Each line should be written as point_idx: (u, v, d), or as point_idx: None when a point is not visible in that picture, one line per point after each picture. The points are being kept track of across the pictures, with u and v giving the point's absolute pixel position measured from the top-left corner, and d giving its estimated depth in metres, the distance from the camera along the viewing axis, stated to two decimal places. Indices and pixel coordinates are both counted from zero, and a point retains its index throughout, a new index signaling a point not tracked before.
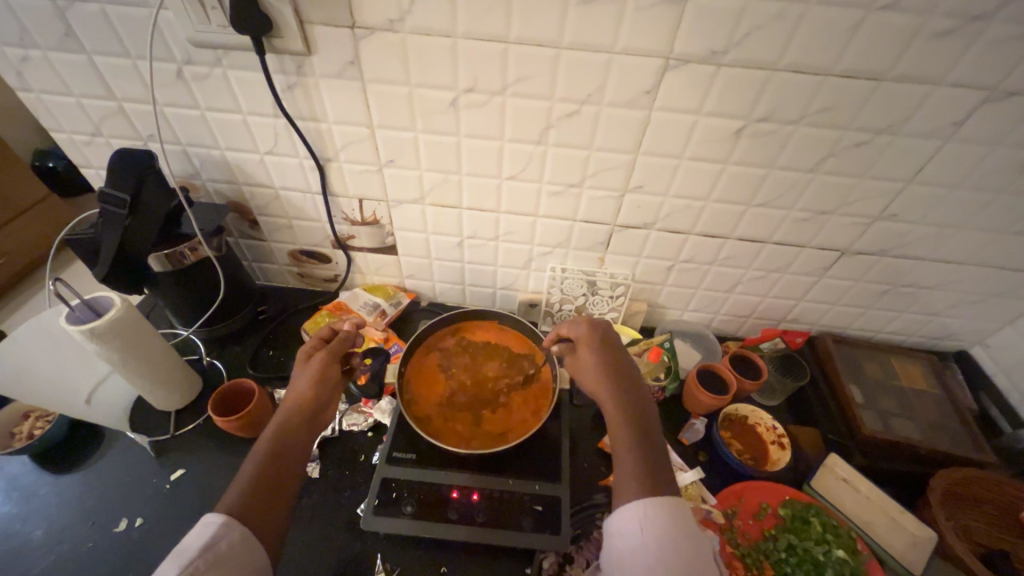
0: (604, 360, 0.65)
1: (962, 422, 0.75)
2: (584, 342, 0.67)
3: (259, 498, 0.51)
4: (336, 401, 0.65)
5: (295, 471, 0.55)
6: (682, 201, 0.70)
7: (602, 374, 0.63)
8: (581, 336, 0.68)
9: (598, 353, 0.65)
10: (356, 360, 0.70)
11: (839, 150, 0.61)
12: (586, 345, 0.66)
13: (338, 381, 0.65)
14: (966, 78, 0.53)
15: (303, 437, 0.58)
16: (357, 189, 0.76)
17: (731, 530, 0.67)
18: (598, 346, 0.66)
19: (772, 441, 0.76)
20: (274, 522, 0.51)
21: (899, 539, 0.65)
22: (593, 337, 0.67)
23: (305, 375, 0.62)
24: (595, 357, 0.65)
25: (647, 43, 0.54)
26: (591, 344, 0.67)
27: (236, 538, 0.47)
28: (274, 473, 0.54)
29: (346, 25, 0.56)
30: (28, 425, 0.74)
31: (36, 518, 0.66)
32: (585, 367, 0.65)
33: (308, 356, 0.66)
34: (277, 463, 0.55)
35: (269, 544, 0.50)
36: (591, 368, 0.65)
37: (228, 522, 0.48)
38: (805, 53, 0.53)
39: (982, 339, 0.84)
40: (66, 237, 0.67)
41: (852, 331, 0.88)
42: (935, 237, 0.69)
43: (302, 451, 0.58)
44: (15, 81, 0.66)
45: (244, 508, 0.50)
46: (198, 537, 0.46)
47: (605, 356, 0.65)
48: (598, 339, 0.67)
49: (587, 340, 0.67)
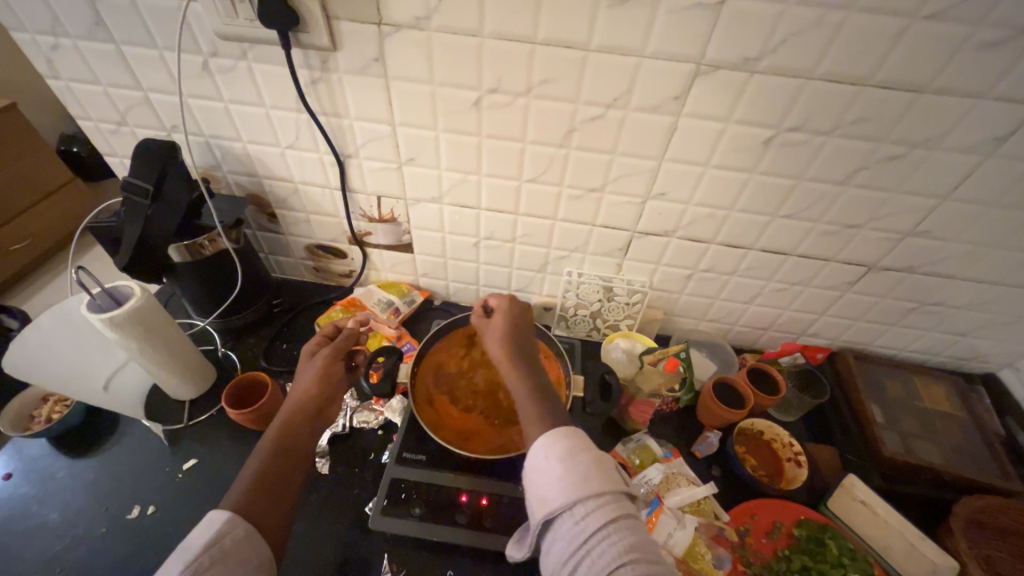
0: (514, 324, 0.65)
1: (987, 448, 0.73)
2: (500, 311, 0.67)
3: (260, 496, 0.51)
4: (338, 402, 0.64)
5: (295, 475, 0.55)
6: (705, 209, 0.68)
7: (508, 339, 0.63)
8: (500, 304, 0.68)
9: (510, 319, 0.66)
10: (361, 356, 0.70)
11: (873, 162, 0.59)
12: (502, 311, 0.67)
13: (341, 379, 0.65)
14: (1012, 93, 0.50)
15: (303, 436, 0.58)
16: (376, 187, 0.75)
17: (742, 548, 0.65)
18: (507, 315, 0.66)
19: (788, 458, 0.74)
20: (277, 525, 0.51)
21: (918, 567, 0.63)
22: (512, 303, 0.68)
23: (308, 372, 0.63)
24: (505, 321, 0.66)
25: (677, 46, 0.53)
26: (508, 312, 0.67)
27: (242, 535, 0.47)
28: (271, 480, 0.53)
29: (372, 23, 0.56)
30: (47, 409, 0.75)
31: (52, 501, 0.67)
32: (491, 334, 0.65)
33: (314, 351, 0.66)
34: (271, 467, 0.53)
35: (273, 544, 0.49)
36: (497, 335, 0.64)
37: (233, 519, 0.48)
38: (844, 61, 0.51)
39: (1011, 362, 0.81)
40: (88, 225, 0.68)
41: (873, 349, 0.86)
42: (968, 255, 0.67)
43: (302, 450, 0.57)
44: (45, 69, 0.67)
45: (247, 508, 0.50)
46: (204, 532, 0.46)
47: (514, 323, 0.66)
48: (513, 307, 0.68)
49: (503, 309, 0.67)
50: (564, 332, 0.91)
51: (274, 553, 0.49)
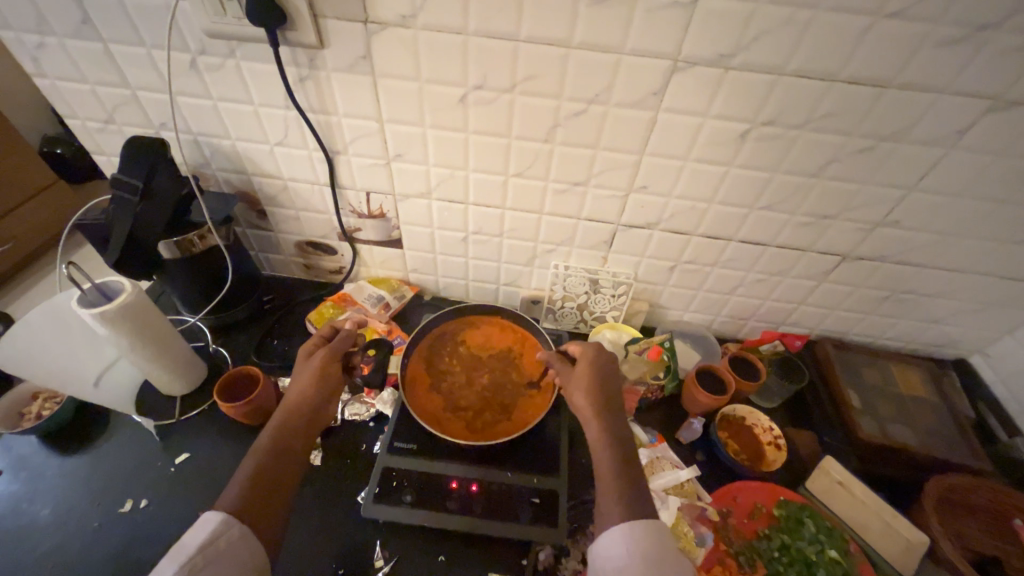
0: (601, 379, 0.65)
1: (957, 429, 0.76)
2: (587, 360, 0.66)
3: (257, 501, 0.52)
4: (334, 404, 0.65)
5: (289, 481, 0.55)
6: (686, 202, 0.70)
7: (595, 398, 0.63)
8: (587, 354, 0.67)
9: (597, 374, 0.65)
10: (358, 358, 0.69)
11: (843, 155, 0.61)
12: (589, 364, 0.66)
13: (336, 381, 0.65)
14: (970, 87, 0.53)
15: (300, 441, 0.59)
16: (365, 183, 0.76)
17: (725, 528, 0.68)
18: (596, 365, 0.66)
19: (768, 442, 0.77)
20: (273, 526, 0.52)
21: (894, 543, 0.65)
22: (599, 356, 0.67)
23: (305, 375, 0.63)
24: (592, 375, 0.65)
25: (654, 44, 0.55)
26: (595, 364, 0.66)
27: (236, 533, 0.48)
28: (270, 482, 0.54)
29: (359, 20, 0.57)
30: (37, 406, 0.75)
31: (44, 498, 0.68)
32: (577, 387, 0.64)
33: (311, 352, 0.67)
34: (269, 472, 0.54)
35: (268, 543, 0.51)
36: (587, 388, 0.64)
37: (228, 519, 0.49)
38: (813, 58, 0.53)
39: (981, 348, 0.84)
40: (77, 221, 0.68)
41: (851, 337, 0.89)
42: (937, 244, 0.70)
43: (297, 451, 0.58)
44: (31, 67, 0.67)
45: (243, 507, 0.51)
46: (197, 534, 0.47)
47: (601, 378, 0.65)
48: (601, 359, 0.66)
49: (591, 358, 0.66)
50: (552, 324, 0.93)
51: (270, 550, 0.51)
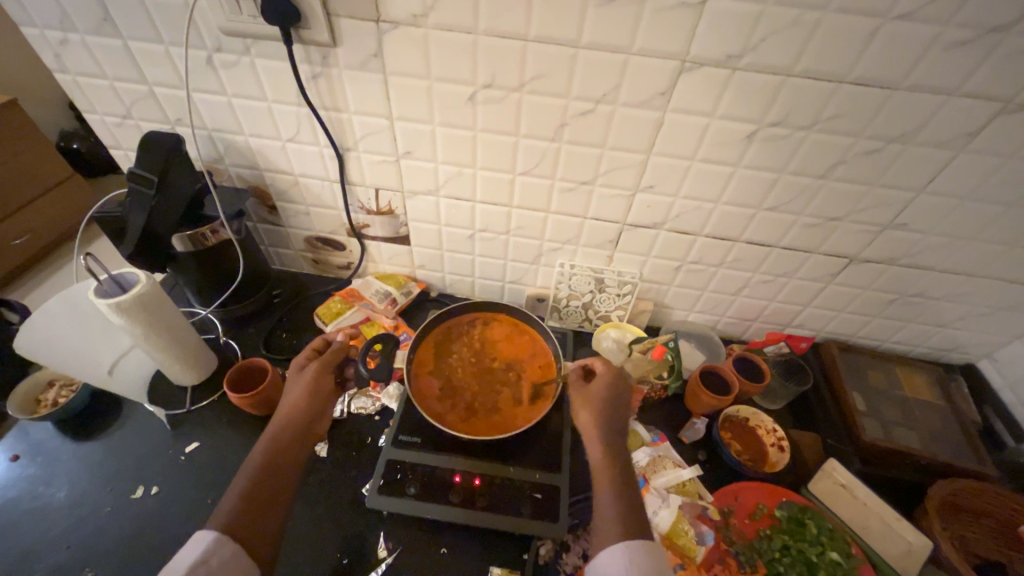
0: (613, 399, 0.65)
1: (963, 434, 0.75)
2: (601, 380, 0.67)
3: (249, 513, 0.52)
4: (327, 417, 0.65)
5: (283, 494, 0.55)
6: (692, 202, 0.71)
7: (603, 416, 0.63)
8: (603, 375, 0.67)
9: (609, 393, 0.65)
10: (350, 372, 0.71)
11: (851, 157, 0.61)
12: (603, 383, 0.66)
13: (329, 395, 0.66)
14: (980, 90, 0.53)
15: (294, 452, 0.59)
16: (375, 179, 0.78)
17: (726, 527, 0.68)
18: (609, 385, 0.66)
19: (771, 443, 0.77)
20: (265, 541, 0.51)
21: (895, 545, 0.66)
22: (613, 377, 0.67)
23: (298, 387, 0.64)
24: (604, 394, 0.65)
25: (662, 44, 0.55)
26: (609, 385, 0.66)
27: (227, 554, 0.48)
28: (263, 496, 0.54)
29: (371, 19, 0.58)
30: (53, 394, 0.78)
31: (59, 482, 0.70)
32: (586, 404, 0.65)
33: (304, 364, 0.68)
34: (264, 484, 0.55)
35: (261, 558, 0.50)
36: (596, 408, 0.64)
37: (219, 538, 0.48)
38: (821, 59, 0.53)
39: (989, 353, 0.83)
40: (93, 213, 0.70)
41: (856, 340, 0.88)
42: (945, 247, 0.69)
43: (292, 463, 0.58)
44: (53, 63, 0.69)
45: (234, 523, 0.51)
46: (189, 554, 0.46)
47: (613, 398, 0.65)
48: (614, 380, 0.67)
49: (605, 378, 0.67)
50: (557, 322, 0.94)
51: (262, 565, 0.50)
